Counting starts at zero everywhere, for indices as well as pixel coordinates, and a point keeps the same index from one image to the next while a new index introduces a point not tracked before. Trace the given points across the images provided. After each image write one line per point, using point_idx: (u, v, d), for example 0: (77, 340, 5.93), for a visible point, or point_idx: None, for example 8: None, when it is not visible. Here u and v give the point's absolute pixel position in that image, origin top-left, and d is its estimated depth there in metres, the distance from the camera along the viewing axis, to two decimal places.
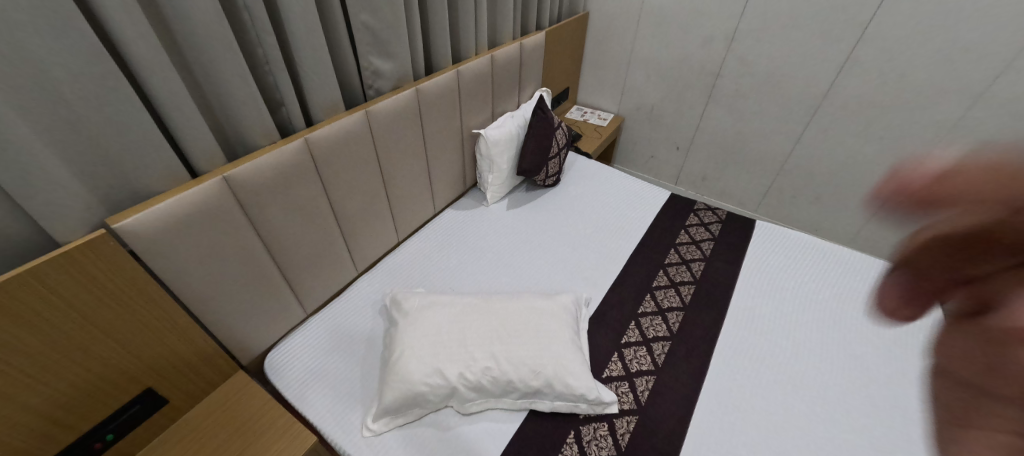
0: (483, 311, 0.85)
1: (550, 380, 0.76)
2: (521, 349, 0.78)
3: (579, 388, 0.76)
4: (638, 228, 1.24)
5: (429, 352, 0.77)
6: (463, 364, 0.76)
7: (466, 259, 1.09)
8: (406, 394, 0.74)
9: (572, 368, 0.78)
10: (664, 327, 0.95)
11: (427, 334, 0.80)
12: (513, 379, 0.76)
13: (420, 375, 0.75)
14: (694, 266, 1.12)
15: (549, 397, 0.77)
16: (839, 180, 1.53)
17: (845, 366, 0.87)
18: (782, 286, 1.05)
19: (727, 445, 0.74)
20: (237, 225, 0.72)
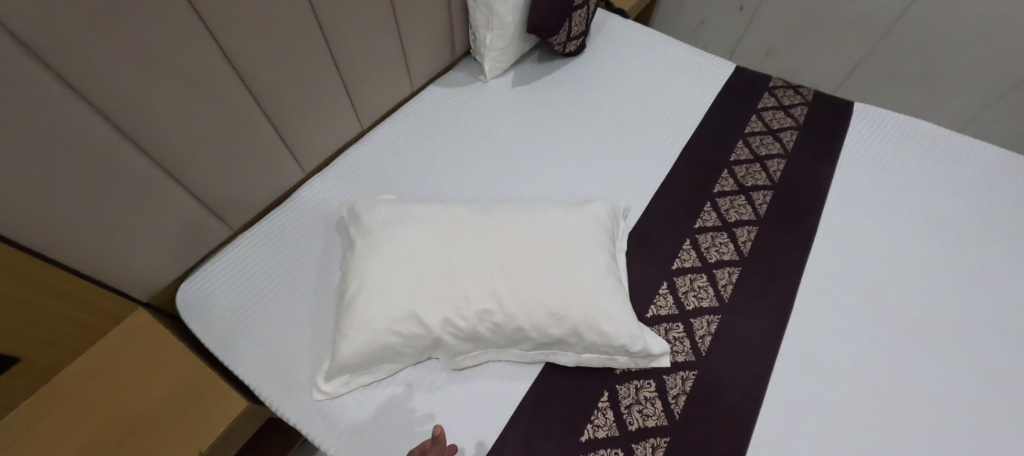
0: (479, 229, 0.58)
1: (577, 328, 0.52)
2: (536, 288, 0.53)
3: (620, 340, 0.53)
4: (693, 112, 0.90)
5: (400, 292, 0.52)
6: (449, 307, 0.52)
7: (458, 155, 0.79)
8: (369, 349, 0.51)
9: (611, 313, 0.53)
10: (732, 247, 0.68)
11: (394, 264, 0.54)
12: (524, 327, 0.52)
13: (387, 323, 0.51)
14: (772, 164, 0.81)
15: (573, 348, 0.54)
16: (966, 50, 1.12)
17: (971, 305, 0.65)
18: (890, 196, 0.77)
19: (818, 411, 0.54)
20: (48, 97, 0.39)
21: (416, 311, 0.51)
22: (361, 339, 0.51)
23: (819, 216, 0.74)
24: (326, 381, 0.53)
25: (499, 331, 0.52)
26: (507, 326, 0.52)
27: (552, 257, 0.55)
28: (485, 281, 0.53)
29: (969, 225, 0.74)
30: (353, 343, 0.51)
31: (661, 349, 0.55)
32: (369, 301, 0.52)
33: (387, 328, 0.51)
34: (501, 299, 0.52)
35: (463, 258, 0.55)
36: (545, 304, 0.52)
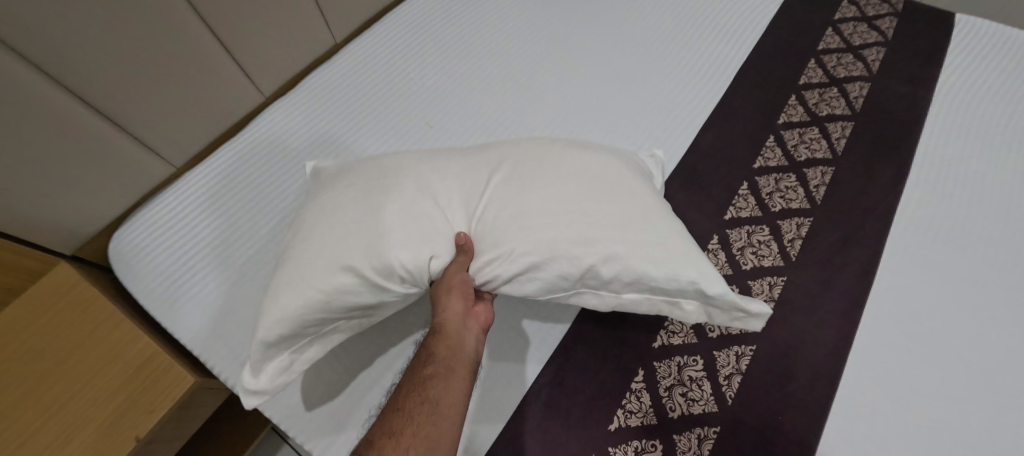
0: (466, 153, 0.42)
1: (619, 257, 0.33)
2: (547, 215, 0.35)
3: (680, 269, 0.33)
4: (752, 24, 0.71)
5: (346, 224, 0.35)
6: (417, 236, 0.34)
7: (455, 74, 0.63)
8: (300, 310, 0.33)
9: (661, 232, 0.34)
10: (801, 192, 0.54)
11: (340, 196, 0.38)
12: (541, 260, 0.34)
13: (324, 264, 0.34)
14: (852, 88, 0.64)
15: (614, 289, 0.36)
16: None
17: None
18: (1002, 127, 0.61)
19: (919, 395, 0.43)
20: None
21: (370, 241, 0.34)
22: (290, 293, 0.34)
23: (912, 153, 0.58)
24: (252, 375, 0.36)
25: (499, 271, 0.35)
26: (514, 260, 0.34)
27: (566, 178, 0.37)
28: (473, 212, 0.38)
29: None
30: (276, 304, 0.34)
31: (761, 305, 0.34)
32: (301, 244, 0.36)
33: (323, 272, 0.33)
34: (496, 229, 0.36)
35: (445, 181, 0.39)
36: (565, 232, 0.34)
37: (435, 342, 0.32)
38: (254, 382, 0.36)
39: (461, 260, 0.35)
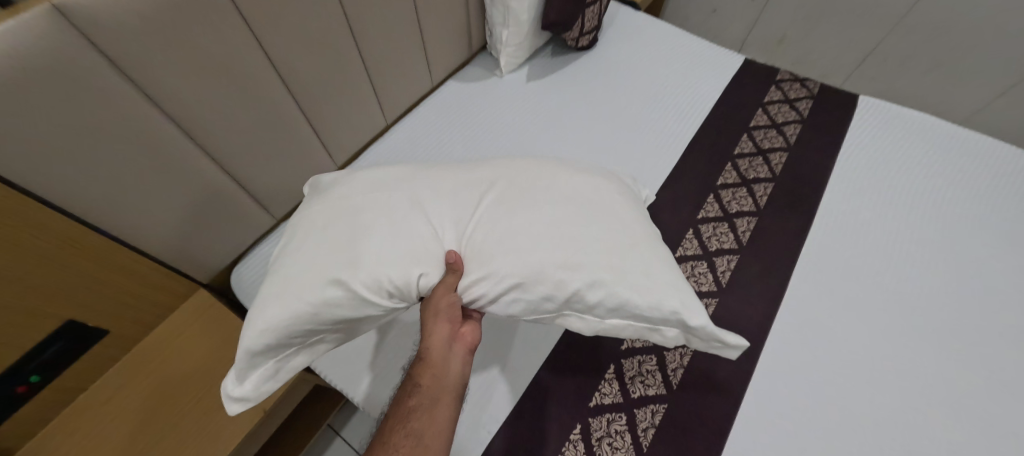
0: (462, 194, 0.56)
1: (607, 291, 0.47)
2: (541, 250, 0.48)
3: (669, 306, 0.47)
4: (702, 105, 0.94)
5: (338, 249, 0.48)
6: (397, 259, 0.47)
7: (477, 148, 0.84)
8: (295, 317, 0.45)
9: (648, 275, 0.48)
10: (732, 236, 0.74)
11: (340, 223, 0.51)
12: (529, 286, 0.48)
13: (316, 280, 0.46)
14: (774, 157, 0.85)
15: (598, 314, 0.49)
16: None
17: (962, 288, 0.69)
18: (888, 186, 0.81)
19: (807, 382, 0.60)
20: (136, 115, 0.46)
21: (354, 265, 0.46)
22: (280, 310, 0.45)
23: (817, 205, 0.78)
24: (238, 380, 0.48)
25: (484, 290, 0.49)
26: (504, 284, 0.48)
27: (560, 219, 0.51)
28: (461, 235, 0.52)
29: (965, 211, 0.78)
30: (271, 312, 0.45)
31: (738, 338, 0.48)
32: (303, 262, 0.48)
33: (317, 287, 0.45)
34: (481, 254, 0.49)
35: (421, 218, 0.52)
36: (555, 265, 0.47)
37: (420, 375, 0.44)
38: (238, 388, 0.48)
39: (442, 305, 0.47)
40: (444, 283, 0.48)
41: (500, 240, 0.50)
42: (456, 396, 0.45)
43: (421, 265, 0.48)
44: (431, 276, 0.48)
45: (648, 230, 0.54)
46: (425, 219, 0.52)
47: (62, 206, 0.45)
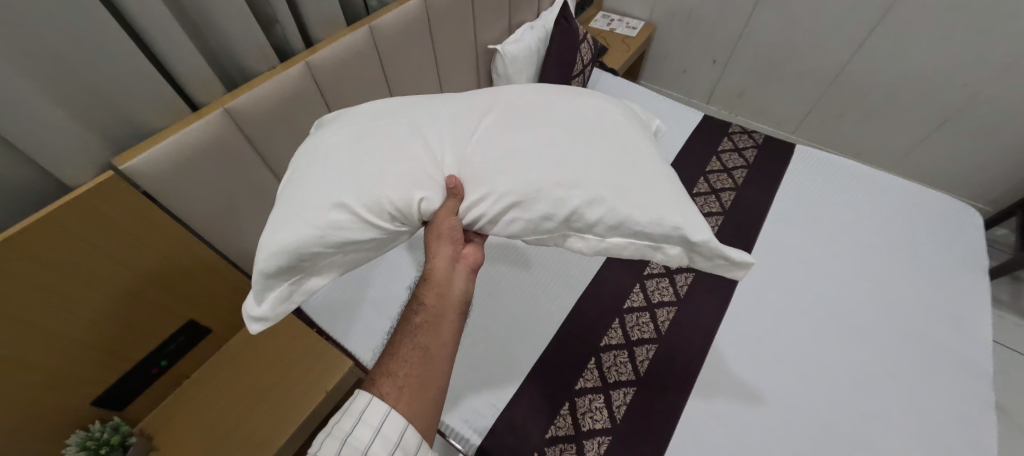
0: (460, 116, 0.60)
1: (608, 209, 0.51)
2: (541, 169, 0.52)
3: (672, 222, 0.52)
4: (666, 154, 1.16)
5: (339, 174, 0.49)
6: (399, 184, 0.50)
7: None
8: (302, 241, 0.46)
9: (649, 193, 0.53)
10: None
11: (338, 149, 0.52)
12: (528, 205, 0.52)
13: (321, 205, 0.47)
14: (725, 195, 1.06)
15: (598, 232, 0.53)
16: (890, 96, 1.37)
17: (871, 297, 0.87)
18: (818, 217, 1.00)
19: (742, 370, 0.77)
20: (248, 171, 0.69)
21: (358, 190, 0.49)
22: (284, 232, 0.47)
23: (757, 232, 0.98)
24: (256, 300, 0.51)
25: (484, 209, 0.53)
26: (504, 203, 0.52)
27: (567, 141, 0.55)
28: (460, 160, 0.55)
29: (876, 236, 0.96)
30: (277, 237, 0.47)
31: (744, 257, 0.53)
32: (302, 187, 0.49)
33: (322, 211, 0.47)
34: (481, 178, 0.53)
35: (416, 144, 0.54)
36: (556, 183, 0.51)
37: (425, 290, 0.52)
38: (253, 312, 0.50)
39: (441, 232, 0.53)
40: (445, 207, 0.53)
41: (503, 158, 0.54)
42: (458, 314, 0.52)
43: (423, 191, 0.51)
44: (433, 200, 0.52)
45: (647, 154, 0.58)
46: (422, 144, 0.55)
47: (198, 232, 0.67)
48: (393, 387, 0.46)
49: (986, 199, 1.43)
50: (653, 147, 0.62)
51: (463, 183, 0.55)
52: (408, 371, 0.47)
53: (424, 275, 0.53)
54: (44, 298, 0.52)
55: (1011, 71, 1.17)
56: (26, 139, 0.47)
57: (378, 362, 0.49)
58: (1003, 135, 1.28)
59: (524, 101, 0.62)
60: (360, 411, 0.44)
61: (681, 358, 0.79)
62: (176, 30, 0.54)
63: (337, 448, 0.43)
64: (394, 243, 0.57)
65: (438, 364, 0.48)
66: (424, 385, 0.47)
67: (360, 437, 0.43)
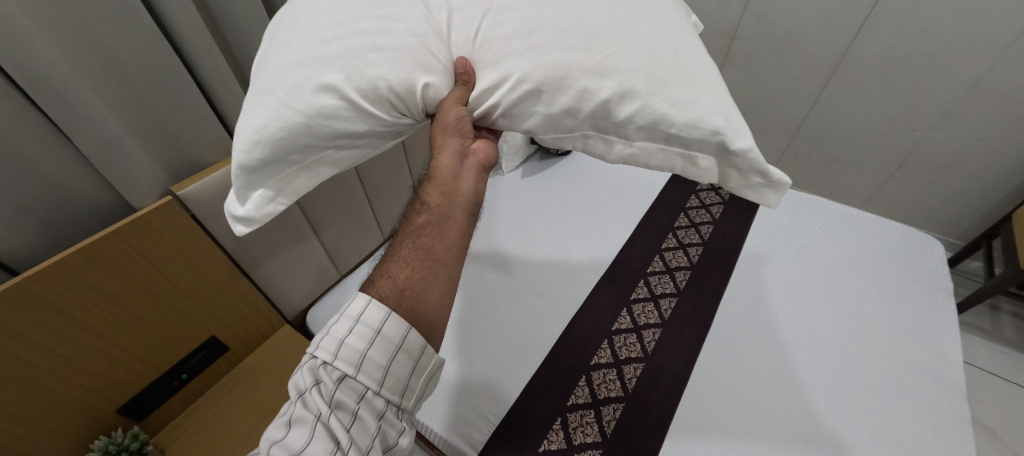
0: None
1: (640, 103, 0.48)
2: (569, 53, 0.49)
3: (711, 126, 0.47)
4: (650, 192, 1.27)
5: (329, 50, 0.48)
6: (394, 64, 0.49)
7: (486, 222, 1.15)
8: (291, 130, 0.49)
9: (692, 89, 0.49)
10: (672, 283, 1.02)
11: (329, 20, 0.49)
12: (550, 96, 0.51)
13: (310, 88, 0.48)
14: (703, 228, 1.15)
15: (627, 133, 0.51)
16: (852, 141, 1.53)
17: (843, 316, 0.93)
18: (791, 245, 1.08)
19: (725, 386, 0.83)
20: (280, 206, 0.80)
21: (349, 71, 0.48)
22: (274, 116, 0.48)
23: (735, 260, 1.06)
24: (242, 202, 0.55)
25: (498, 98, 0.52)
26: (522, 90, 0.51)
27: (604, 23, 0.50)
28: (471, 39, 0.52)
29: (845, 262, 1.04)
30: (263, 126, 0.49)
31: (782, 177, 0.48)
32: (291, 65, 0.49)
33: (312, 95, 0.48)
34: (494, 60, 0.51)
35: (414, 16, 0.51)
36: (584, 71, 0.49)
37: (432, 196, 0.55)
38: (253, 206, 0.55)
39: (441, 134, 0.54)
40: (453, 95, 0.52)
41: (525, 47, 0.50)
42: (464, 213, 0.56)
43: (426, 74, 0.51)
44: (438, 86, 0.52)
45: (689, 48, 0.53)
46: (423, 14, 0.51)
47: (233, 254, 0.76)
48: (394, 292, 0.51)
49: (955, 232, 1.54)
50: (696, 41, 0.56)
51: (473, 66, 0.53)
52: (409, 273, 0.51)
53: (433, 172, 0.57)
54: (99, 300, 0.59)
55: (948, 119, 1.32)
56: (114, 169, 0.59)
57: (382, 263, 0.55)
58: (956, 174, 1.40)
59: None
60: (359, 312, 0.51)
61: (666, 375, 0.84)
62: (234, 85, 0.70)
63: (337, 347, 0.50)
64: (394, 136, 0.59)
65: (437, 265, 0.52)
66: (426, 290, 0.51)
67: (358, 337, 0.50)
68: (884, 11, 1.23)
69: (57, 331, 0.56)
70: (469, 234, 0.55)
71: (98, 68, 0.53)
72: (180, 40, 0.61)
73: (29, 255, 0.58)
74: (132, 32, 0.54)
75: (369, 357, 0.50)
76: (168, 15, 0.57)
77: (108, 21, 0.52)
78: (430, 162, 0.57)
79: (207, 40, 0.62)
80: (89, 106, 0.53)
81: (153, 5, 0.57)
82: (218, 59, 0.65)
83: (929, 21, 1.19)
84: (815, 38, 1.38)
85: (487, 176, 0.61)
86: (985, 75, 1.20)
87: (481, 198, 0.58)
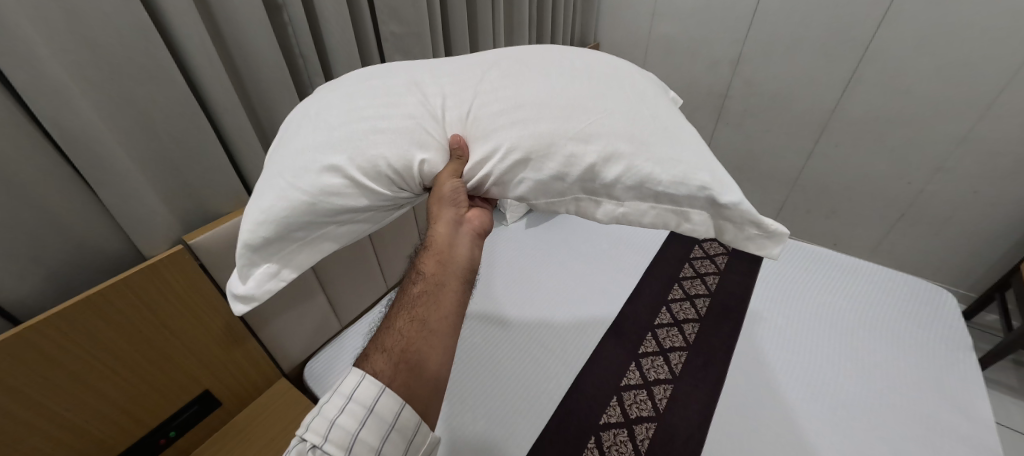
0: (465, 70, 0.59)
1: (625, 166, 0.51)
2: (553, 123, 0.53)
3: (698, 182, 0.49)
4: (653, 242, 1.28)
5: (334, 134, 0.52)
6: (393, 144, 0.52)
7: (490, 273, 1.15)
8: (296, 210, 0.50)
9: (673, 152, 0.51)
10: (681, 337, 0.99)
11: (334, 109, 0.54)
12: (538, 163, 0.53)
13: (314, 168, 0.50)
14: (709, 279, 1.15)
15: (616, 194, 0.53)
16: (849, 193, 1.56)
17: (859, 376, 0.89)
18: (795, 298, 1.07)
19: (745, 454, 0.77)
20: None
21: (352, 152, 0.51)
22: (280, 196, 0.50)
23: (744, 312, 1.04)
24: (243, 279, 0.55)
25: (491, 167, 0.54)
26: (512, 159, 0.53)
27: (581, 94, 0.55)
28: (464, 117, 0.56)
29: (854, 318, 1.01)
30: (269, 207, 0.50)
31: (778, 227, 0.50)
32: (299, 150, 0.52)
33: (316, 175, 0.50)
34: (485, 133, 0.54)
35: (412, 102, 0.55)
36: (569, 138, 0.52)
37: (428, 267, 0.55)
38: (250, 286, 0.54)
39: (436, 207, 0.55)
40: (448, 169, 0.54)
41: (515, 118, 0.54)
42: (461, 282, 0.56)
43: (422, 151, 0.53)
44: (434, 162, 0.54)
45: (666, 113, 0.56)
46: (420, 100, 0.56)
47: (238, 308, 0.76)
48: (388, 366, 0.50)
49: (966, 284, 1.51)
50: (673, 109, 0.60)
51: (466, 142, 0.56)
52: (405, 345, 0.50)
53: (429, 240, 0.58)
54: (96, 352, 0.58)
55: (942, 173, 1.36)
56: (130, 219, 0.60)
57: (377, 335, 0.54)
58: (957, 225, 1.41)
59: (542, 56, 0.60)
60: (351, 391, 0.48)
61: (679, 438, 0.79)
62: (255, 143, 0.73)
63: (326, 428, 0.47)
64: (394, 208, 0.60)
65: (433, 336, 0.51)
66: (423, 363, 0.50)
67: (349, 417, 0.47)
68: (866, 73, 1.32)
69: (52, 389, 0.55)
70: (465, 301, 0.55)
71: (129, 124, 0.57)
72: (208, 99, 0.65)
73: (37, 304, 0.58)
74: (166, 93, 0.59)
75: (361, 438, 0.47)
76: (201, 78, 0.62)
77: (143, 84, 0.56)
78: (427, 230, 0.58)
79: (234, 100, 0.67)
80: (118, 161, 0.56)
81: (187, 69, 0.62)
82: (242, 118, 0.70)
83: (910, 82, 1.27)
84: (803, 97, 1.46)
85: (483, 242, 0.62)
86: (972, 131, 1.26)
87: (477, 266, 0.59)
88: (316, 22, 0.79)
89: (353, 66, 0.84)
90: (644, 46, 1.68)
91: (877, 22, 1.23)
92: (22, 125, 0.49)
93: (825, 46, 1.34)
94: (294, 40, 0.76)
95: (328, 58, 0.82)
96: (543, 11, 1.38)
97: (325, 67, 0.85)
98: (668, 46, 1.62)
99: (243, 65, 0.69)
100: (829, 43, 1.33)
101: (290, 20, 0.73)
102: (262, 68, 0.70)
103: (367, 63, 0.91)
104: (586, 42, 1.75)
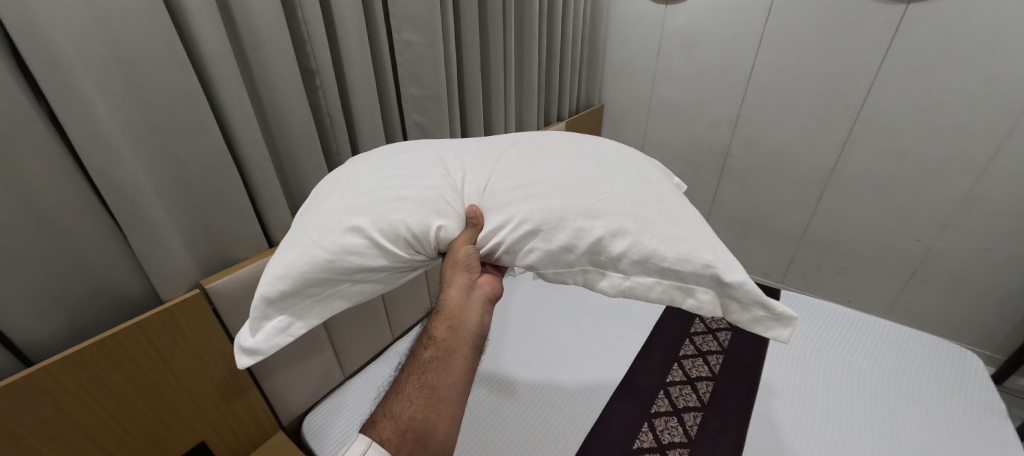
0: (486, 151, 0.64)
1: (631, 241, 0.53)
2: (563, 198, 0.56)
3: (701, 259, 0.51)
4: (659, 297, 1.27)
5: (361, 198, 0.55)
6: (414, 210, 0.55)
7: (497, 327, 1.14)
8: (315, 266, 0.52)
9: (677, 230, 0.53)
10: (695, 396, 0.95)
11: (363, 177, 0.58)
12: (549, 234, 0.55)
13: (338, 228, 0.53)
14: (721, 335, 1.12)
15: (622, 267, 0.54)
16: (859, 249, 1.55)
17: (888, 442, 0.84)
18: (815, 359, 1.03)
19: None
20: None
21: (374, 216, 0.54)
22: (303, 252, 0.53)
23: (760, 373, 1.00)
24: (253, 333, 0.55)
25: (503, 236, 0.57)
26: (523, 229, 0.56)
27: (590, 172, 0.59)
28: (480, 191, 0.59)
29: (876, 381, 0.97)
30: (291, 261, 0.53)
31: (786, 311, 0.50)
32: (327, 211, 0.55)
33: (339, 235, 0.53)
34: (501, 205, 0.57)
35: (435, 174, 0.59)
36: (578, 213, 0.55)
37: (440, 330, 0.56)
38: (256, 340, 0.54)
39: (448, 271, 0.57)
40: (463, 236, 0.57)
41: (529, 191, 0.57)
42: (471, 348, 0.56)
43: (440, 218, 0.56)
44: (450, 228, 0.56)
45: (671, 195, 0.59)
46: (442, 173, 0.60)
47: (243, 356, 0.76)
48: (395, 433, 0.49)
49: (992, 346, 1.45)
50: (677, 191, 0.64)
51: (481, 211, 0.59)
52: (413, 413, 0.50)
53: (441, 304, 0.58)
54: (100, 397, 0.58)
55: (950, 229, 1.36)
56: (153, 263, 0.62)
57: (387, 400, 0.54)
58: (972, 283, 1.39)
59: (555, 140, 0.65)
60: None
61: None
62: (279, 193, 0.77)
63: None
64: (409, 270, 0.62)
65: (442, 405, 0.51)
66: (429, 433, 0.50)
67: None
68: (861, 134, 1.38)
69: (52, 437, 0.55)
70: (473, 369, 0.55)
71: (166, 174, 0.61)
72: (240, 152, 0.70)
73: (51, 346, 0.58)
74: (202, 145, 0.63)
75: None
76: (235, 132, 0.67)
77: (186, 138, 0.61)
78: (439, 294, 0.59)
79: (263, 152, 0.72)
80: (150, 207, 0.59)
81: (225, 126, 0.68)
82: (268, 171, 0.74)
83: (905, 142, 1.32)
84: (803, 156, 1.52)
85: (493, 307, 0.62)
86: (974, 188, 1.28)
87: (486, 331, 0.59)
88: (345, 86, 0.86)
89: (374, 126, 0.90)
90: (647, 107, 1.77)
91: (867, 86, 1.30)
92: (70, 173, 0.54)
93: (820, 108, 1.41)
94: (323, 102, 0.82)
95: (353, 117, 0.89)
96: (550, 77, 1.49)
97: (349, 126, 0.91)
98: (670, 106, 1.71)
99: (276, 122, 0.75)
100: (823, 106, 1.40)
101: (322, 84, 0.80)
102: (292, 126, 0.76)
103: (388, 123, 0.98)
104: (591, 104, 1.85)
